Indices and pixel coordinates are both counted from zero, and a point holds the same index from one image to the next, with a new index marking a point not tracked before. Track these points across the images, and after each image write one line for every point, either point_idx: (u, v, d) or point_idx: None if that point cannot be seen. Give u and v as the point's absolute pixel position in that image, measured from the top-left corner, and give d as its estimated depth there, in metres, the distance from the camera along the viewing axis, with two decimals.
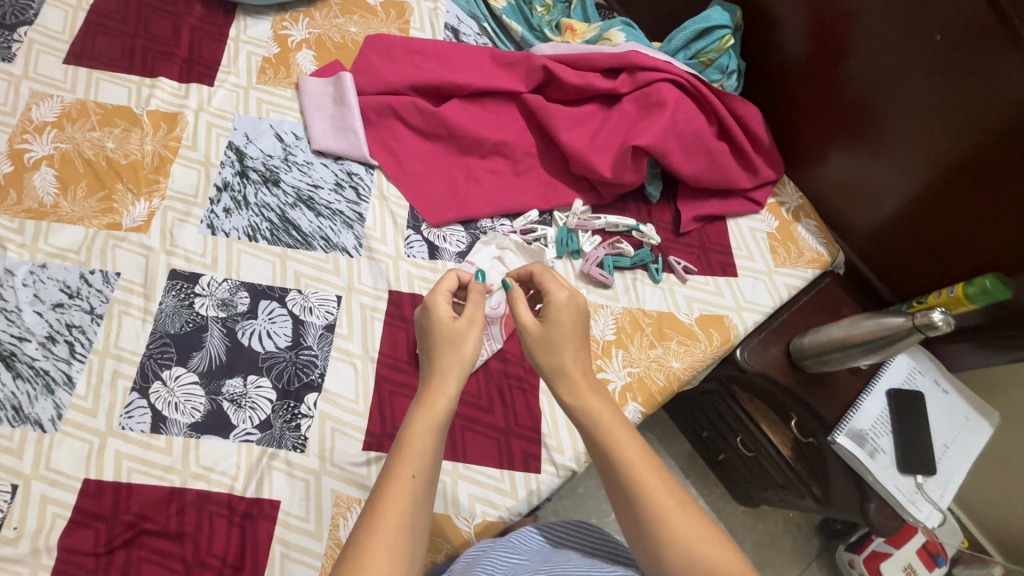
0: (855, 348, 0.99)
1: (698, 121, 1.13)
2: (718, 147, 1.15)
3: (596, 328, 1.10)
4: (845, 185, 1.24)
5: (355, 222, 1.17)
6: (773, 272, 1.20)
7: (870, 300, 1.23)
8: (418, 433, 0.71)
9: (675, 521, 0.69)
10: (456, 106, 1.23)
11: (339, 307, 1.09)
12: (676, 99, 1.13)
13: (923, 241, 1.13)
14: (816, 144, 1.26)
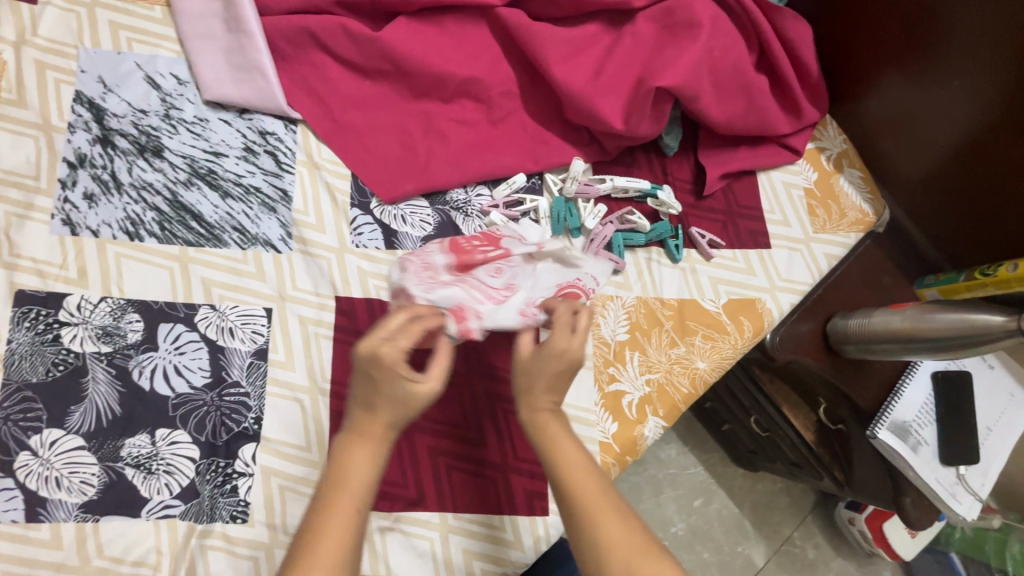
0: (890, 351, 0.89)
1: (736, 47, 0.85)
2: (758, 83, 0.89)
3: (605, 329, 0.90)
4: (893, 119, 0.99)
5: (278, 203, 0.86)
6: (811, 240, 0.98)
7: (913, 265, 1.06)
8: (354, 471, 0.57)
9: None
10: (404, 29, 0.88)
11: (269, 324, 0.83)
12: (710, 17, 0.83)
13: (982, 186, 0.91)
14: (863, 65, 1.00)
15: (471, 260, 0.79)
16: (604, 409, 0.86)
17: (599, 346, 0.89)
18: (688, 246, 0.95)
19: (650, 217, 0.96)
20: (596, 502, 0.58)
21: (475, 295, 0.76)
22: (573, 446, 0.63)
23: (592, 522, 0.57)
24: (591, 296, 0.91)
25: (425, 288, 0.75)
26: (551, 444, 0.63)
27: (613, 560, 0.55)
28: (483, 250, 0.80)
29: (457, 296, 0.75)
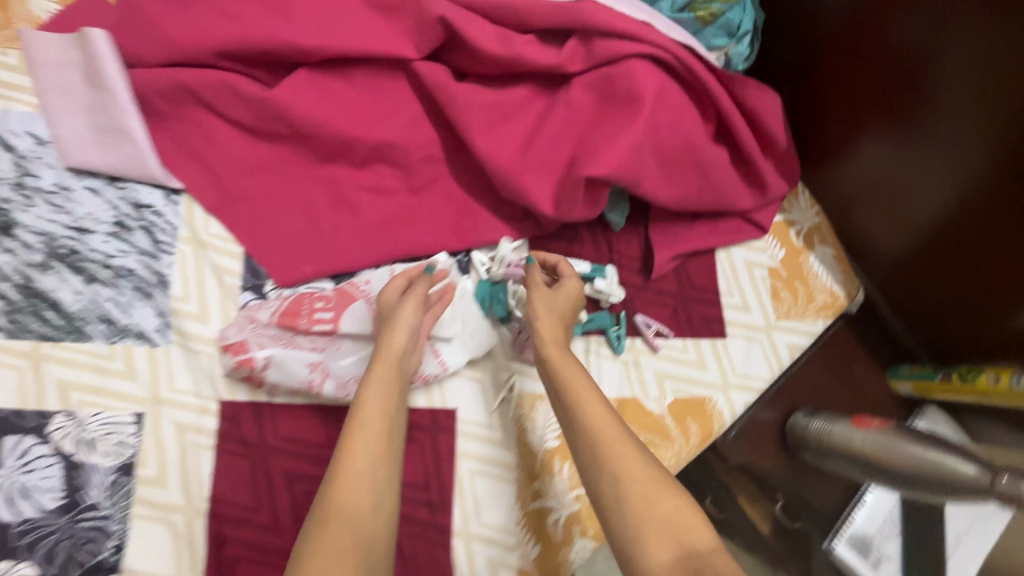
0: (849, 468, 0.79)
1: (688, 123, 0.73)
2: (714, 158, 0.76)
3: (532, 436, 0.79)
4: (870, 191, 0.88)
5: (154, 289, 0.74)
6: (773, 329, 0.88)
7: (887, 350, 0.95)
8: (372, 389, 0.60)
9: (662, 523, 0.53)
10: (304, 86, 0.75)
11: (140, 433, 0.72)
12: (657, 89, 0.70)
13: (960, 275, 0.79)
14: (841, 128, 0.87)
15: (292, 323, 0.72)
16: (526, 529, 0.76)
17: (525, 456, 0.79)
18: (632, 335, 0.84)
19: (591, 301, 0.84)
20: (607, 432, 0.59)
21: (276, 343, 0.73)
22: (585, 383, 0.64)
23: (604, 458, 0.57)
24: (517, 397, 0.80)
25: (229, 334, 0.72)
26: (565, 385, 0.64)
27: (632, 495, 0.55)
28: (314, 316, 0.73)
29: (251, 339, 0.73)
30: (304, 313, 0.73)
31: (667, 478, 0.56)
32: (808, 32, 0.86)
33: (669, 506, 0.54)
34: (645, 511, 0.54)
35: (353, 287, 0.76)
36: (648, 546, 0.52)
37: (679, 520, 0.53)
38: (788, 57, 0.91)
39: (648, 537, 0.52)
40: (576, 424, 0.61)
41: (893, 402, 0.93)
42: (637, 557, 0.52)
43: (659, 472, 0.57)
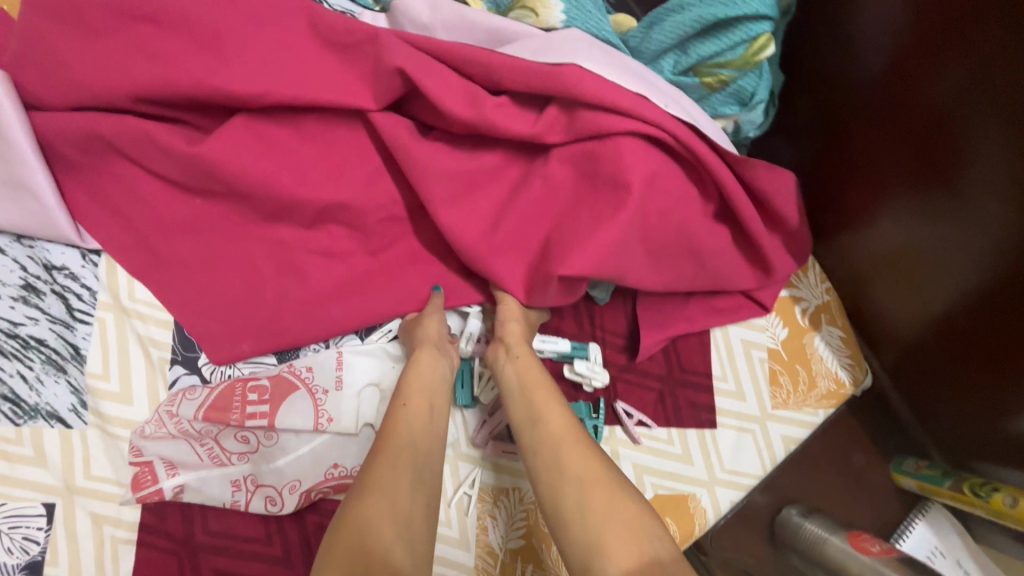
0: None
1: (682, 207, 0.65)
2: (709, 245, 0.68)
3: (492, 535, 0.72)
4: (885, 269, 0.78)
5: (69, 361, 0.65)
6: (767, 419, 0.79)
7: (890, 439, 0.87)
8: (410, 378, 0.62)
9: (622, 525, 0.47)
10: (242, 136, 0.64)
11: (50, 528, 0.64)
12: (647, 173, 0.63)
13: (973, 373, 0.70)
14: (858, 198, 0.77)
15: (219, 420, 0.65)
16: None
17: (483, 558, 0.71)
18: (611, 423, 0.75)
19: (569, 385, 0.75)
20: (567, 437, 0.55)
21: (199, 454, 0.66)
22: (547, 390, 0.59)
23: (563, 462, 0.53)
24: (478, 492, 0.72)
25: (136, 450, 0.65)
26: (526, 391, 0.59)
27: (591, 498, 0.50)
28: (245, 413, 0.65)
29: (165, 451, 0.65)
30: (235, 407, 0.65)
31: (627, 483, 0.51)
32: (829, 91, 0.76)
33: (628, 510, 0.48)
34: (601, 512, 0.48)
35: (294, 374, 0.68)
36: (608, 553, 0.46)
37: (639, 521, 0.48)
38: (802, 117, 0.81)
39: (608, 541, 0.46)
40: (535, 431, 0.56)
41: (896, 495, 0.86)
42: (598, 564, 0.46)
43: (618, 477, 0.52)
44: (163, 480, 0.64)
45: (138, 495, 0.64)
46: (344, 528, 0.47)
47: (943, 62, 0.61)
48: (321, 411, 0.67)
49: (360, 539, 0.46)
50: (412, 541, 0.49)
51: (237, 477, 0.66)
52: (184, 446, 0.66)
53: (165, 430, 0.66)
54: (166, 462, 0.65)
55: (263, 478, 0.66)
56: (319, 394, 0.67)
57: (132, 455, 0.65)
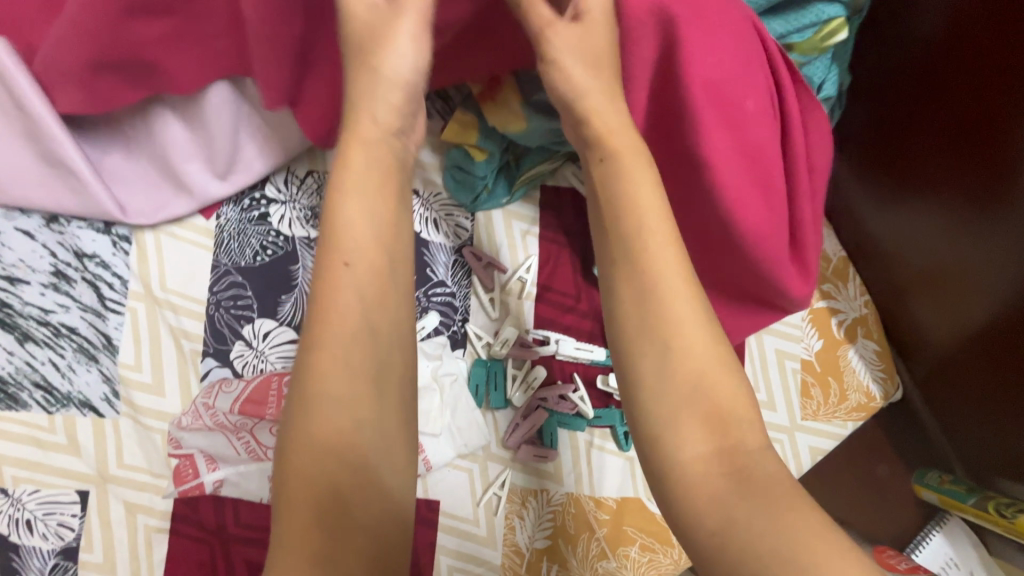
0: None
1: (770, 147, 0.62)
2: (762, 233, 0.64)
3: (520, 534, 0.72)
4: (920, 283, 0.76)
5: (100, 351, 0.65)
6: (796, 429, 0.79)
7: (913, 451, 0.87)
8: (345, 223, 0.45)
9: (711, 404, 0.42)
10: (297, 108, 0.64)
11: (84, 514, 0.64)
12: (752, 96, 0.60)
13: (1012, 388, 0.68)
14: (896, 212, 0.75)
15: (256, 413, 0.64)
16: None
17: (510, 556, 0.72)
18: None
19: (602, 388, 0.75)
20: (672, 287, 0.45)
21: (235, 446, 0.66)
22: (658, 222, 0.48)
23: (659, 330, 0.44)
24: (507, 493, 0.73)
25: (174, 442, 0.66)
26: (631, 222, 0.47)
27: (681, 376, 0.43)
28: (282, 406, 0.64)
29: (204, 442, 0.66)
30: (270, 401, 0.64)
31: (730, 356, 0.45)
32: (883, 100, 0.73)
33: (724, 389, 0.43)
34: (690, 392, 0.43)
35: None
36: (682, 435, 0.42)
37: (735, 405, 0.43)
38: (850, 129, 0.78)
39: (685, 421, 0.42)
40: (620, 285, 0.47)
41: (913, 505, 0.87)
42: (670, 440, 0.42)
43: (724, 345, 0.45)
44: (204, 474, 0.66)
45: (181, 489, 0.65)
46: (303, 425, 0.41)
47: (1012, 77, 0.57)
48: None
49: (335, 431, 0.41)
50: (365, 463, 0.41)
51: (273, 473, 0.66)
52: (221, 439, 0.66)
53: (201, 422, 0.65)
54: (207, 456, 0.66)
55: None
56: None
57: (171, 447, 0.65)
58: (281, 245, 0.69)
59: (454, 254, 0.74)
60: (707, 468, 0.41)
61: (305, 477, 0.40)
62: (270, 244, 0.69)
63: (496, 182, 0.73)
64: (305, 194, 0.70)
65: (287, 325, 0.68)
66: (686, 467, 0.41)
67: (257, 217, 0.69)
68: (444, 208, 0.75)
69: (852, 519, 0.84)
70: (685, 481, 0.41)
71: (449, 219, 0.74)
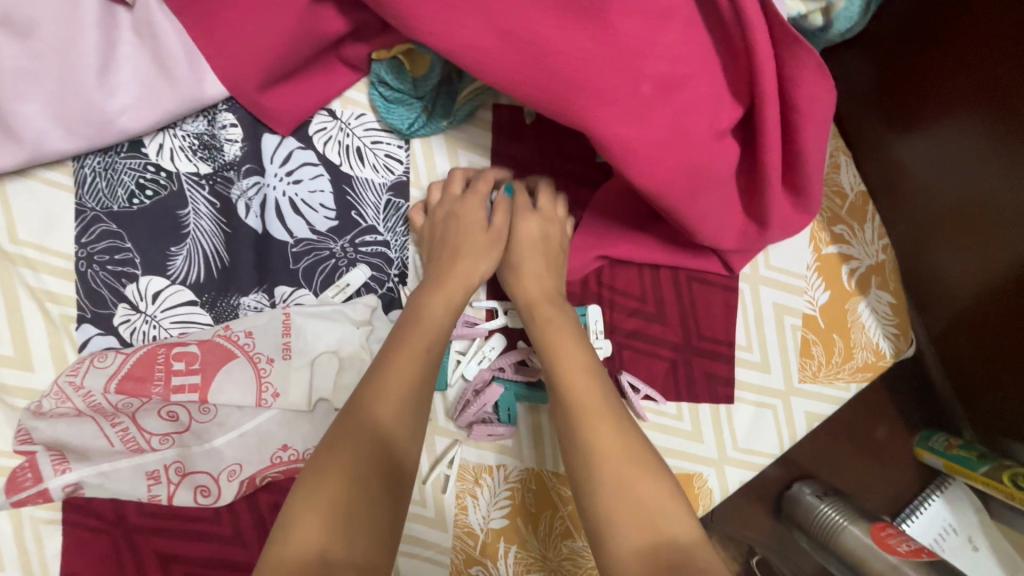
0: (835, 564, 0.67)
1: (698, 122, 0.46)
2: (710, 194, 0.50)
3: (473, 515, 0.64)
4: (948, 222, 0.62)
5: None
6: (792, 393, 0.69)
7: (919, 411, 0.79)
8: (431, 309, 0.53)
9: (637, 507, 0.42)
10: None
11: None
12: (657, 61, 0.43)
13: None
14: (930, 138, 0.60)
15: (139, 392, 0.53)
16: None
17: (462, 538, 0.64)
18: None
19: None
20: (573, 359, 0.51)
21: (102, 438, 0.54)
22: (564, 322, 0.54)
23: (566, 390, 0.49)
24: (457, 470, 0.64)
25: (22, 433, 0.52)
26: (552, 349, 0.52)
27: (604, 473, 0.44)
28: (171, 381, 0.54)
29: (66, 433, 0.53)
30: (157, 377, 0.53)
31: (655, 457, 0.45)
32: None
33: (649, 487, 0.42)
34: (617, 487, 0.43)
35: (229, 338, 0.55)
36: (612, 532, 0.41)
37: (664, 509, 0.42)
38: (885, 26, 0.61)
39: (617, 511, 0.42)
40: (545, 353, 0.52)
41: (914, 470, 0.79)
42: (608, 536, 0.42)
43: (643, 448, 0.45)
44: (49, 478, 0.53)
45: (15, 498, 0.52)
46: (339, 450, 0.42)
47: None
48: (266, 384, 0.55)
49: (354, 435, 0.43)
50: (357, 468, 0.41)
51: (153, 469, 0.54)
52: (90, 427, 0.53)
53: (69, 406, 0.53)
54: (53, 453, 0.53)
55: (193, 463, 0.54)
56: (262, 363, 0.55)
57: (14, 442, 0.52)
58: (163, 183, 0.55)
59: (387, 192, 0.59)
60: (642, 565, 0.39)
61: (348, 441, 0.42)
62: (149, 182, 0.55)
63: (433, 103, 0.57)
64: (188, 116, 0.56)
65: (181, 283, 0.56)
66: (621, 563, 0.40)
67: (127, 147, 0.54)
68: (371, 134, 0.58)
69: (846, 484, 0.77)
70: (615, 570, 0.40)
71: (377, 147, 0.58)
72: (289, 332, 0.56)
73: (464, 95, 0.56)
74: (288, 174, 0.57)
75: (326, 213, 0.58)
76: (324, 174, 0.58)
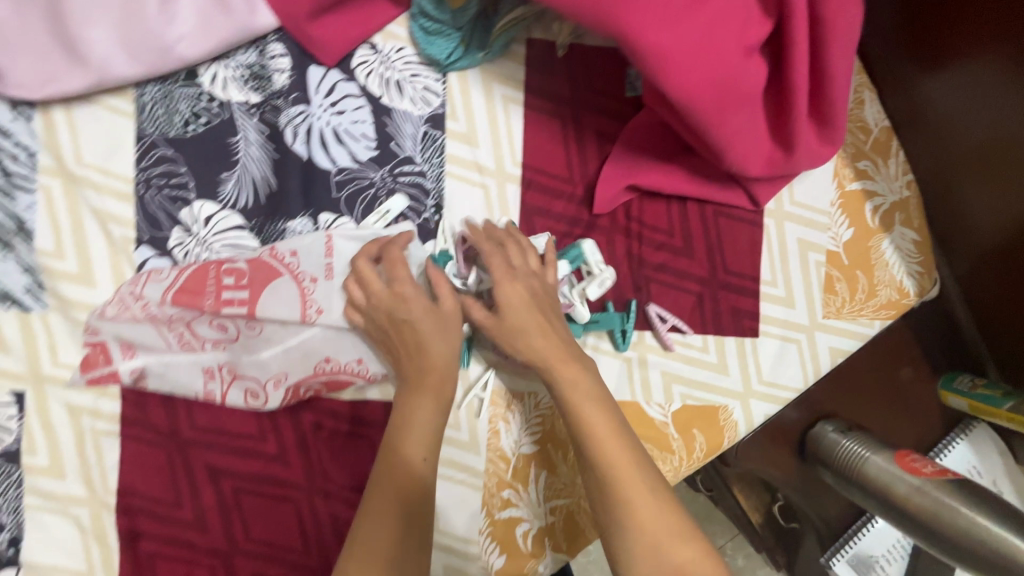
0: (867, 500, 0.67)
1: (728, 34, 0.48)
2: (739, 113, 0.52)
3: (505, 440, 0.67)
4: (975, 157, 0.63)
5: (13, 237, 0.56)
6: (816, 329, 0.70)
7: (941, 353, 0.80)
8: (418, 412, 0.53)
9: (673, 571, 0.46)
10: None
11: (23, 417, 0.58)
12: None
13: None
14: (958, 73, 0.61)
15: (191, 306, 0.57)
16: (490, 539, 0.66)
17: (494, 462, 0.66)
18: (641, 328, 0.67)
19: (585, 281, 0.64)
20: (600, 429, 0.51)
21: (161, 339, 0.59)
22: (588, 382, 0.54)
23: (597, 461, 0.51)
24: (490, 395, 0.66)
25: (91, 329, 0.58)
26: (576, 410, 0.53)
27: (641, 537, 0.48)
28: (221, 297, 0.57)
29: (134, 334, 0.58)
30: (208, 291, 0.57)
31: (690, 522, 0.49)
32: None
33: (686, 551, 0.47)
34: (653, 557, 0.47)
35: (275, 259, 0.58)
36: None
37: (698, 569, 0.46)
38: None
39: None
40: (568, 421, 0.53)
41: (938, 413, 0.80)
42: None
43: (681, 512, 0.49)
44: (118, 361, 0.59)
45: (91, 376, 0.59)
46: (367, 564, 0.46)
47: None
48: (310, 302, 0.59)
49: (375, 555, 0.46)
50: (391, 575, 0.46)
51: (208, 369, 0.60)
52: (150, 330, 0.59)
53: (129, 313, 0.58)
54: (121, 343, 0.59)
55: (242, 369, 0.60)
56: (306, 283, 0.59)
57: (86, 335, 0.58)
58: (216, 112, 0.58)
59: (424, 125, 0.62)
60: None
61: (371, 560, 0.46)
62: (202, 111, 0.58)
63: (469, 34, 0.60)
64: (239, 49, 0.59)
65: (231, 208, 0.59)
66: None
67: (183, 76, 0.58)
68: (409, 68, 0.61)
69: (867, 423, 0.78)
70: None
71: (415, 79, 0.61)
72: (331, 253, 0.59)
73: (498, 27, 0.59)
74: (332, 105, 0.60)
75: (367, 143, 0.61)
76: (365, 105, 0.60)
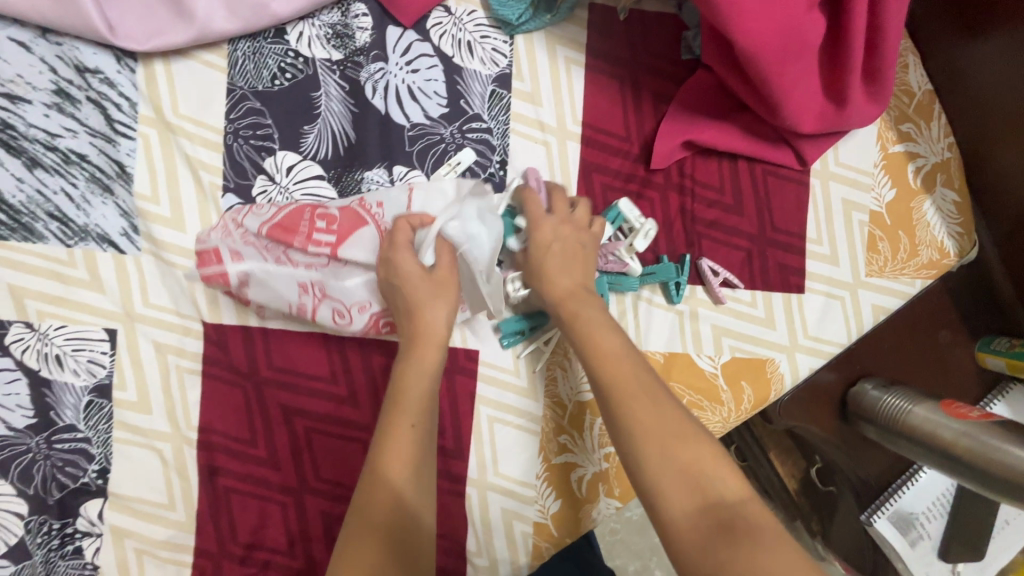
0: (914, 449, 0.70)
1: None
2: (797, 63, 0.56)
3: (561, 387, 0.70)
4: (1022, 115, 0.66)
5: (114, 181, 0.60)
6: (860, 286, 0.73)
7: (981, 317, 0.82)
8: (412, 375, 0.53)
9: (677, 471, 0.46)
10: None
11: (113, 353, 0.61)
12: None
13: None
14: (1003, 37, 0.64)
15: (284, 239, 0.60)
16: (547, 483, 0.68)
17: (552, 409, 0.69)
18: (693, 282, 0.70)
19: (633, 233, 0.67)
20: (606, 356, 0.54)
21: (261, 257, 0.61)
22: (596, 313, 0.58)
23: (610, 385, 0.53)
24: (550, 345, 0.69)
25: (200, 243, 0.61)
26: (587, 336, 0.56)
27: (647, 443, 0.48)
28: (312, 234, 0.60)
29: (224, 250, 0.61)
30: (302, 229, 0.60)
31: (696, 428, 0.48)
32: None
33: (689, 449, 0.46)
34: (659, 459, 0.46)
35: (363, 208, 0.61)
36: (664, 501, 0.45)
37: (703, 468, 0.46)
38: None
39: (666, 489, 0.45)
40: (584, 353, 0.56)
41: (976, 376, 0.82)
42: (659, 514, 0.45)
43: (691, 421, 0.49)
44: (229, 262, 0.61)
45: (205, 272, 0.61)
46: (364, 538, 0.45)
47: None
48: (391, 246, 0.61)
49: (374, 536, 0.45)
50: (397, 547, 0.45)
51: (305, 285, 0.61)
52: (248, 249, 0.61)
53: (228, 237, 0.61)
54: (232, 248, 0.61)
55: (331, 290, 0.61)
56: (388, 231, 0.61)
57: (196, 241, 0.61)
58: (301, 67, 0.62)
59: (491, 84, 0.65)
60: (693, 527, 0.43)
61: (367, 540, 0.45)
62: (288, 67, 0.62)
63: None
64: (324, 10, 0.64)
65: (312, 159, 0.63)
66: (675, 527, 0.43)
67: (273, 34, 0.62)
68: (480, 30, 0.65)
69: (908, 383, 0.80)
70: (672, 530, 0.43)
71: (485, 41, 0.65)
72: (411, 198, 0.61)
73: None
74: (407, 64, 0.64)
75: (438, 101, 0.64)
76: (438, 65, 0.64)
